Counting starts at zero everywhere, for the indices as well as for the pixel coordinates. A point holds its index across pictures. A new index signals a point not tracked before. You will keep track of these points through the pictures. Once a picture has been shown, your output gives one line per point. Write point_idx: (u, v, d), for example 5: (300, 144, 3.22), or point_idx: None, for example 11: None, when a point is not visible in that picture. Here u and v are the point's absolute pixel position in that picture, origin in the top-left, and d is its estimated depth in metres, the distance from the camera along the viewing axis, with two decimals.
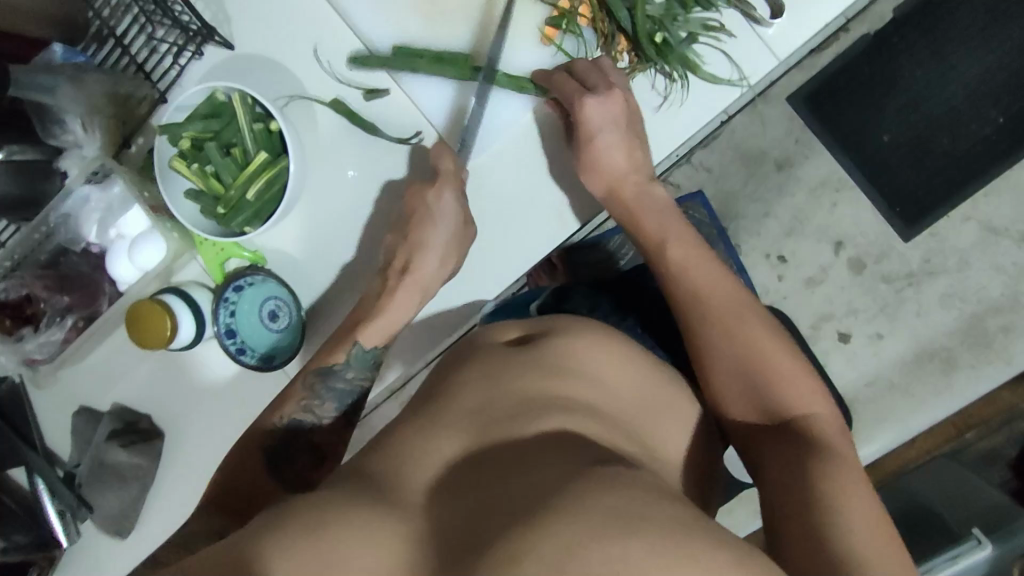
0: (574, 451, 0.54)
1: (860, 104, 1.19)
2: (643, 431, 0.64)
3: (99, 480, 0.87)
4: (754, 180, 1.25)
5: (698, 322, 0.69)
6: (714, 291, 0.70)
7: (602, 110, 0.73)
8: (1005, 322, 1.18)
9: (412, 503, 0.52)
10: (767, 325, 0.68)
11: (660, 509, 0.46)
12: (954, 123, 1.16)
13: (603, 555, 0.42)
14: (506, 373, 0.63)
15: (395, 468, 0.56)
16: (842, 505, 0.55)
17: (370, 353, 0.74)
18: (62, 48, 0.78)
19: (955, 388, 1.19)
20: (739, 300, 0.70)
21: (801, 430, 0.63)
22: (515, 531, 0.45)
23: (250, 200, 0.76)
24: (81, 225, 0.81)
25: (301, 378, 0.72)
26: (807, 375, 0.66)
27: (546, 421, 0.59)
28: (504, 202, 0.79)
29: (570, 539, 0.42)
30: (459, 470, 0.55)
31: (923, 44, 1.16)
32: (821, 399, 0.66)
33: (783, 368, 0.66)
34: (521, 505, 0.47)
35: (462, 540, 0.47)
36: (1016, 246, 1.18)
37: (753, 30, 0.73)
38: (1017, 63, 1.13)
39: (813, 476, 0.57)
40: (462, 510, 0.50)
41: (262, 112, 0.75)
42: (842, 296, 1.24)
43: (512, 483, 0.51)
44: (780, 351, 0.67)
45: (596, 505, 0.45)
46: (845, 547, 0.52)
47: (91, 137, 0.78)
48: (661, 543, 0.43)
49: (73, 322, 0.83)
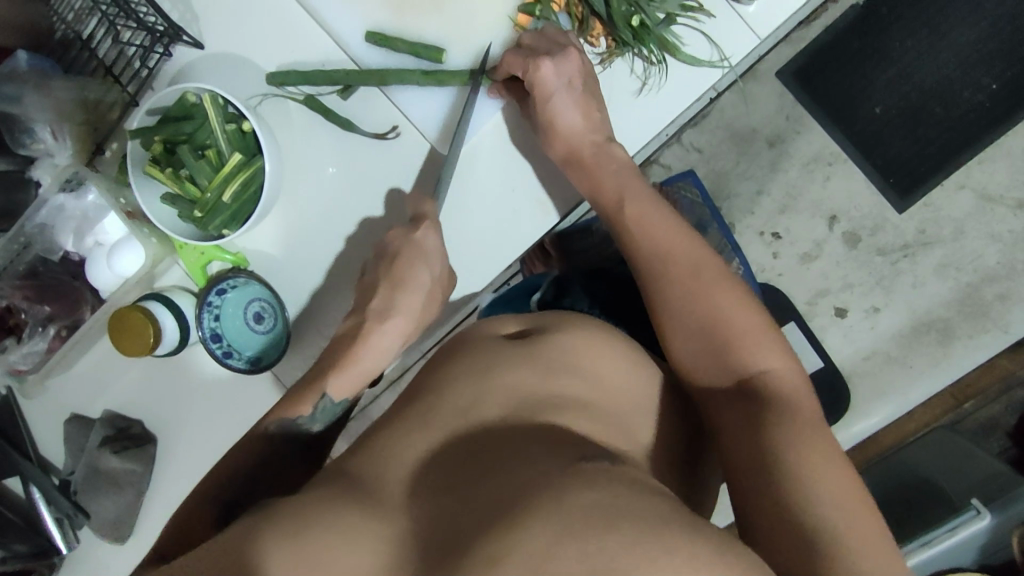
0: (563, 447, 0.54)
1: (850, 76, 1.17)
2: (639, 426, 0.63)
3: (93, 487, 0.88)
4: (745, 158, 1.23)
5: (663, 287, 0.68)
6: (674, 256, 0.69)
7: (556, 73, 0.71)
8: (1002, 291, 1.18)
9: (395, 500, 0.52)
10: (728, 285, 0.67)
11: (645, 503, 0.45)
12: (946, 92, 1.14)
13: (583, 551, 0.41)
14: (495, 365, 0.63)
15: (378, 469, 0.55)
16: (805, 468, 0.54)
17: (335, 407, 0.67)
18: (27, 55, 0.75)
19: (951, 358, 1.19)
20: (696, 261, 0.68)
21: (761, 390, 0.62)
22: (494, 532, 0.44)
23: (227, 202, 0.74)
24: (59, 235, 0.80)
25: (259, 433, 0.64)
26: (767, 334, 0.65)
27: (537, 418, 0.58)
28: (486, 195, 0.78)
29: (546, 541, 0.42)
30: (451, 467, 0.55)
31: (913, 13, 1.13)
32: (783, 358, 0.65)
33: (743, 330, 0.65)
34: (501, 505, 0.47)
35: (446, 540, 0.47)
36: (1010, 214, 1.17)
37: (731, 8, 0.71)
38: (1007, 29, 1.11)
39: (776, 441, 0.56)
40: (446, 507, 0.50)
41: (235, 112, 0.74)
42: (837, 271, 1.22)
43: (497, 480, 0.51)
44: (739, 313, 0.65)
45: (577, 500, 0.44)
46: (809, 519, 0.51)
47: (62, 145, 0.77)
48: (641, 538, 0.42)
49: (55, 331, 0.81)
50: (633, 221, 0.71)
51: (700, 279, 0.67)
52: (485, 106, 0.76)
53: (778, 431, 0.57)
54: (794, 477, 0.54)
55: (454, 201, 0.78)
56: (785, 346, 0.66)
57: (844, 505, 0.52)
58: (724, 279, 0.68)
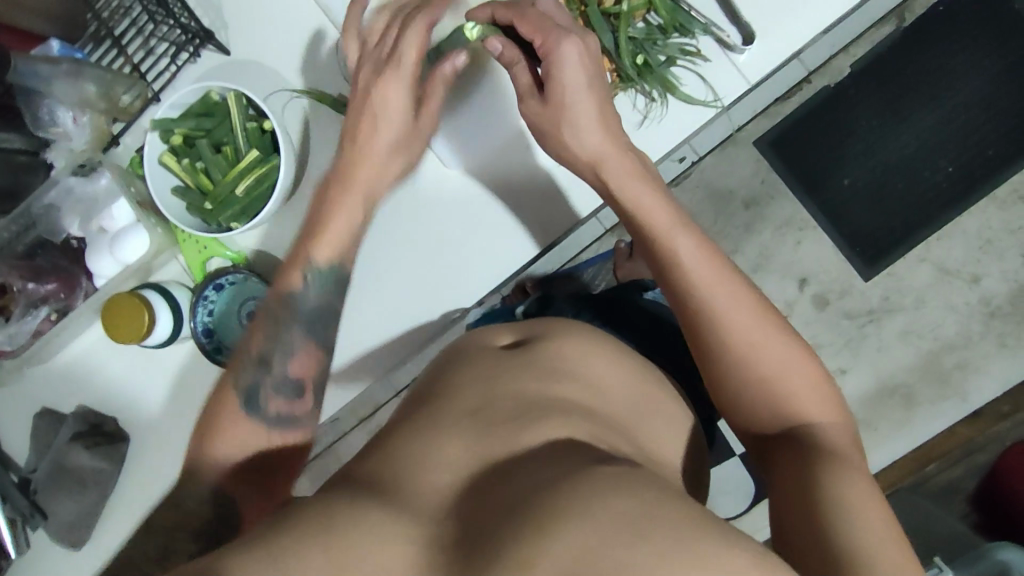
0: (576, 451, 0.53)
1: (824, 148, 1.26)
2: (640, 431, 0.64)
3: (55, 486, 0.85)
4: (723, 219, 1.30)
5: (717, 324, 0.62)
6: (728, 296, 0.63)
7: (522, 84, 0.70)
8: (959, 360, 1.24)
9: (423, 504, 0.50)
10: (778, 332, 0.63)
11: (671, 505, 0.45)
12: (909, 168, 1.24)
13: (623, 559, 0.41)
14: (505, 371, 0.64)
15: (394, 474, 0.54)
16: (860, 518, 0.51)
17: (331, 271, 0.67)
18: (59, 44, 0.79)
19: (914, 422, 1.25)
20: (751, 302, 0.64)
21: (807, 438, 0.60)
22: (527, 533, 0.44)
23: (238, 196, 0.76)
24: (64, 217, 0.81)
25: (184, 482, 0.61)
26: (811, 382, 0.62)
27: (545, 426, 0.57)
28: (482, 219, 0.83)
29: (585, 548, 0.42)
30: (470, 472, 0.54)
31: (879, 96, 1.24)
32: (830, 411, 0.62)
33: (792, 376, 0.62)
34: (528, 510, 0.46)
35: (475, 544, 0.45)
36: (967, 288, 1.25)
37: (726, 56, 0.78)
38: (962, 118, 1.22)
39: (827, 486, 0.54)
40: (477, 507, 0.49)
41: (256, 114, 0.77)
42: (807, 331, 1.28)
43: (514, 487, 0.50)
44: (786, 359, 0.62)
45: (606, 508, 0.44)
46: (854, 554, 0.49)
47: (80, 130, 0.80)
48: (676, 552, 0.41)
49: (47, 313, 0.81)
50: (680, 257, 0.65)
51: (754, 323, 0.62)
52: (507, 107, 0.77)
53: (832, 477, 0.55)
54: (845, 520, 0.51)
55: (463, 224, 0.83)
56: (828, 382, 0.63)
57: (893, 556, 0.49)
58: (778, 325, 0.63)
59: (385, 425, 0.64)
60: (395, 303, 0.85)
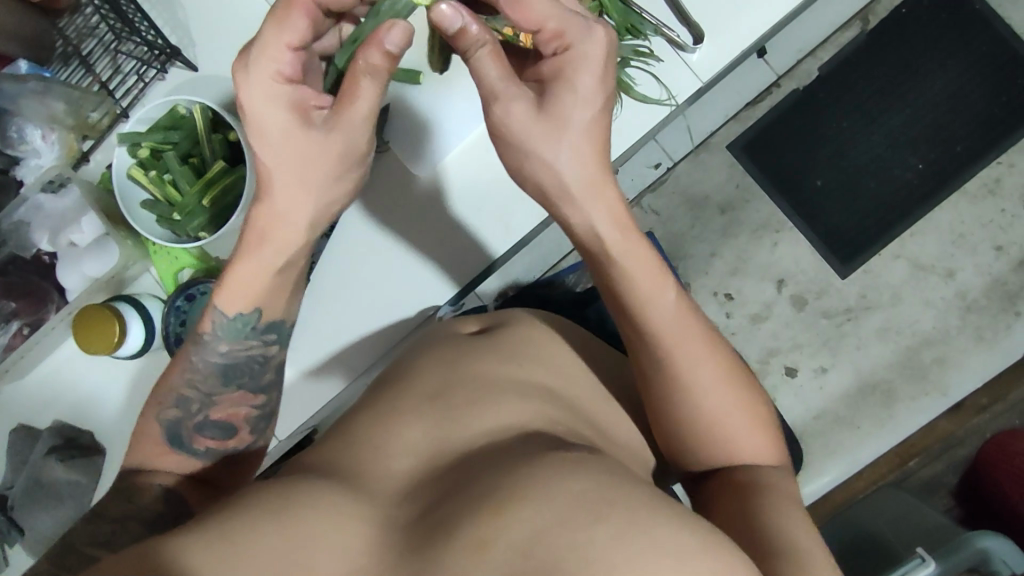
0: (538, 436, 0.54)
1: (795, 149, 1.27)
2: (605, 415, 0.64)
3: (30, 500, 0.85)
4: (700, 224, 1.31)
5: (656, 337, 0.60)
6: (670, 316, 0.60)
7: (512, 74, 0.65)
8: (938, 354, 1.25)
9: (377, 488, 0.51)
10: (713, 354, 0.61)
11: (628, 490, 0.46)
12: (878, 168, 1.25)
13: (573, 539, 0.41)
14: (469, 354, 0.65)
15: (347, 461, 0.54)
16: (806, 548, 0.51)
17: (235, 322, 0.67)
18: (28, 64, 0.82)
19: (895, 418, 1.24)
20: (692, 324, 0.61)
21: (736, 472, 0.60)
22: (477, 515, 0.44)
23: (204, 206, 0.78)
24: (34, 233, 0.83)
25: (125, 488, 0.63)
26: (744, 408, 0.61)
27: (505, 404, 0.58)
28: (450, 218, 0.85)
29: (538, 528, 0.42)
30: (429, 457, 0.54)
31: (848, 99, 1.26)
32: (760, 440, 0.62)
33: (726, 410, 0.60)
34: (477, 495, 0.46)
35: (427, 528, 0.45)
36: (942, 283, 1.26)
37: (677, 56, 0.80)
38: (929, 117, 1.24)
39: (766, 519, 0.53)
40: (430, 492, 0.50)
41: (222, 126, 0.79)
42: (787, 331, 1.29)
43: (462, 475, 0.50)
44: (721, 381, 0.60)
45: (560, 489, 0.44)
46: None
47: (49, 148, 0.83)
48: (629, 533, 0.41)
49: (18, 328, 0.83)
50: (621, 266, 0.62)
51: (694, 339, 0.60)
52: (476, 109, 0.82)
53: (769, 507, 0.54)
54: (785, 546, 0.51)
55: (433, 222, 0.85)
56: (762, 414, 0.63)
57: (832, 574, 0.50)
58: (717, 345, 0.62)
59: (347, 412, 0.64)
60: (365, 303, 0.87)
